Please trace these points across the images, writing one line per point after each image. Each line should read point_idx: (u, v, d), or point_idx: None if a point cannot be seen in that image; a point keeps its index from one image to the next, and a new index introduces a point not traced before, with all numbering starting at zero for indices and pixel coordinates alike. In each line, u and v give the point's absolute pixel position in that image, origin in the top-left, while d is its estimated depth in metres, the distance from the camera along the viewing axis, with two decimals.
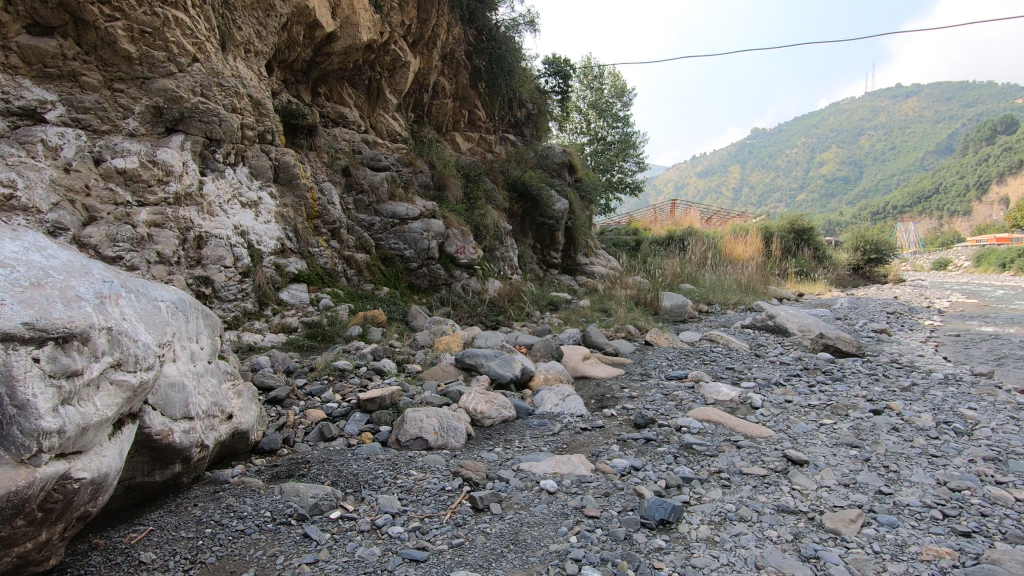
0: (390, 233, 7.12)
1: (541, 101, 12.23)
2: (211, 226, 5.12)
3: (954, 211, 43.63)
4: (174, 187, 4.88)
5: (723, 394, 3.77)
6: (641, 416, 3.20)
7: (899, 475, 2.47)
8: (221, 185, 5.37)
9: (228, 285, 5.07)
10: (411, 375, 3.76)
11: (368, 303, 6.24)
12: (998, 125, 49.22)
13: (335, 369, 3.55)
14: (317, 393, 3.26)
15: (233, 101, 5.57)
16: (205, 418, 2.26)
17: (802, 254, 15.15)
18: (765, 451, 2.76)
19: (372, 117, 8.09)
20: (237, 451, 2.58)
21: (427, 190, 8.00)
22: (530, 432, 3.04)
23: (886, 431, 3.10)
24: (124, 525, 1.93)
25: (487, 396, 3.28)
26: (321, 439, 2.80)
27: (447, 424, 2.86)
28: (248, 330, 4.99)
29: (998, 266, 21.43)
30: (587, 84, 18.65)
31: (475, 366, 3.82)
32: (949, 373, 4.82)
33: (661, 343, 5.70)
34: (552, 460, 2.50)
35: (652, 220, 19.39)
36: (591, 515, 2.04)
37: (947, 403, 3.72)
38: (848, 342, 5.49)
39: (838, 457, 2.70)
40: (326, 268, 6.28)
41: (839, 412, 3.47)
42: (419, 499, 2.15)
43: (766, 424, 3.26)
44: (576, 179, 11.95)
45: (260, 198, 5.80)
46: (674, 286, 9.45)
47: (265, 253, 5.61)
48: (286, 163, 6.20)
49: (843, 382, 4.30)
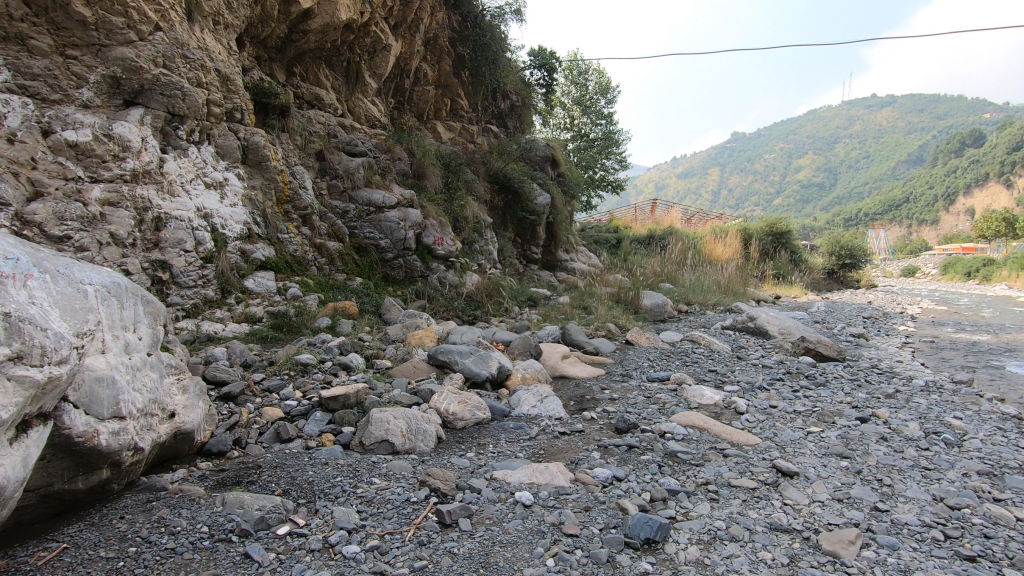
0: (365, 222, 6.82)
1: (525, 93, 12.00)
2: (172, 207, 4.81)
3: (923, 220, 44.72)
4: (131, 164, 4.54)
5: (706, 398, 3.62)
6: (623, 420, 3.02)
7: (893, 490, 2.34)
8: (183, 164, 5.06)
9: (188, 270, 4.77)
10: (379, 371, 3.52)
11: (339, 294, 5.96)
12: (967, 138, 50.48)
13: (297, 363, 3.27)
14: (276, 389, 2.98)
15: (198, 75, 5.24)
16: (140, 417, 2.02)
17: (779, 257, 15.23)
18: (754, 461, 2.61)
19: (350, 101, 7.76)
20: (179, 453, 2.32)
21: (405, 178, 7.71)
22: (505, 436, 2.84)
23: (875, 441, 2.98)
24: (34, 541, 1.68)
25: (461, 396, 3.07)
26: (277, 441, 2.56)
27: (416, 426, 2.65)
28: (208, 319, 4.71)
29: (964, 274, 22.00)
30: (572, 79, 18.41)
31: (449, 363, 3.60)
32: (930, 380, 4.76)
33: (642, 343, 5.56)
34: (528, 469, 2.31)
35: (632, 219, 19.34)
36: (570, 534, 1.85)
37: (933, 412, 3.63)
38: (829, 346, 5.44)
39: (829, 468, 2.56)
40: (296, 255, 5.98)
41: (826, 419, 3.35)
42: (380, 513, 1.93)
43: (752, 430, 3.12)
44: (558, 174, 11.77)
45: (226, 179, 5.48)
46: (654, 285, 9.34)
47: (229, 238, 5.30)
48: (255, 144, 5.88)
49: (826, 388, 4.20)
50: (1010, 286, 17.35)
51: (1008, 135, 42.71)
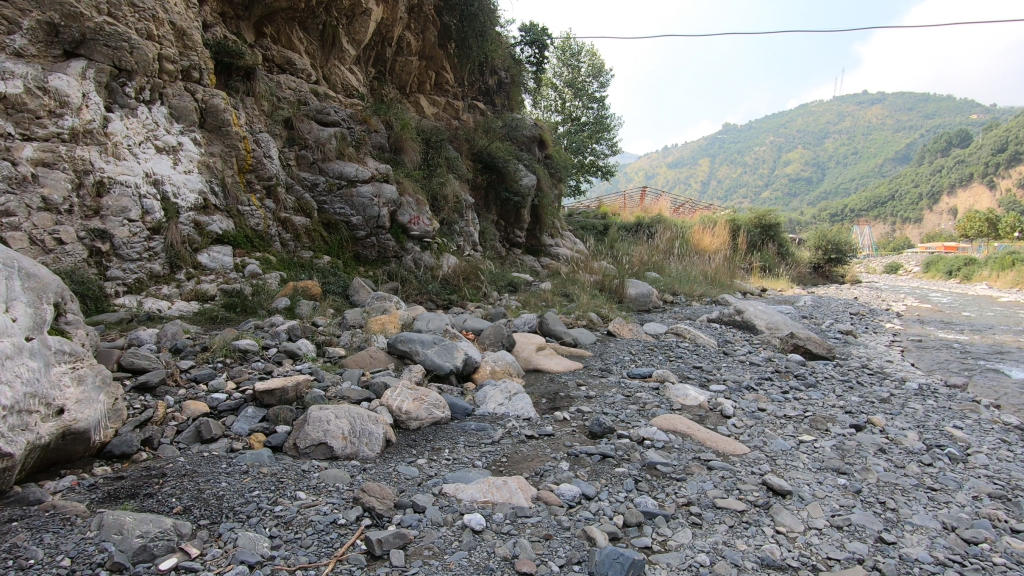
0: (336, 196, 6.39)
1: (515, 70, 11.52)
2: (116, 171, 4.37)
3: (907, 218, 45.00)
4: (70, 121, 4.10)
5: (690, 399, 3.31)
6: (598, 423, 2.71)
7: (898, 516, 2.06)
8: (131, 124, 4.60)
9: (131, 242, 4.36)
10: (331, 360, 3.15)
11: (303, 273, 5.56)
12: (954, 138, 50.72)
13: (235, 350, 2.89)
14: (204, 379, 2.60)
15: (149, 26, 4.79)
16: (11, 416, 1.66)
17: (766, 249, 15.03)
18: (742, 476, 2.32)
19: (325, 67, 7.25)
20: (71, 456, 1.95)
21: (381, 152, 7.25)
22: (465, 440, 2.52)
23: (873, 453, 2.71)
24: None
25: (417, 391, 2.73)
26: (197, 442, 2.21)
27: (360, 428, 2.31)
28: (152, 296, 4.30)
29: (945, 272, 22.05)
30: (564, 61, 17.90)
31: (409, 353, 3.25)
32: (923, 383, 4.53)
33: (624, 335, 5.27)
34: (483, 483, 1.98)
35: (621, 206, 18.97)
36: (523, 573, 1.53)
37: (931, 420, 3.38)
38: (819, 344, 5.19)
39: (826, 487, 2.27)
40: (258, 230, 5.55)
41: (818, 427, 3.07)
42: (298, 540, 1.60)
43: (739, 438, 2.83)
44: (546, 155, 11.35)
45: (180, 143, 5.02)
46: (640, 274, 9.04)
47: (182, 207, 4.86)
48: (215, 107, 5.42)
49: (817, 390, 3.93)
50: (990, 287, 17.35)
51: (993, 137, 43.01)
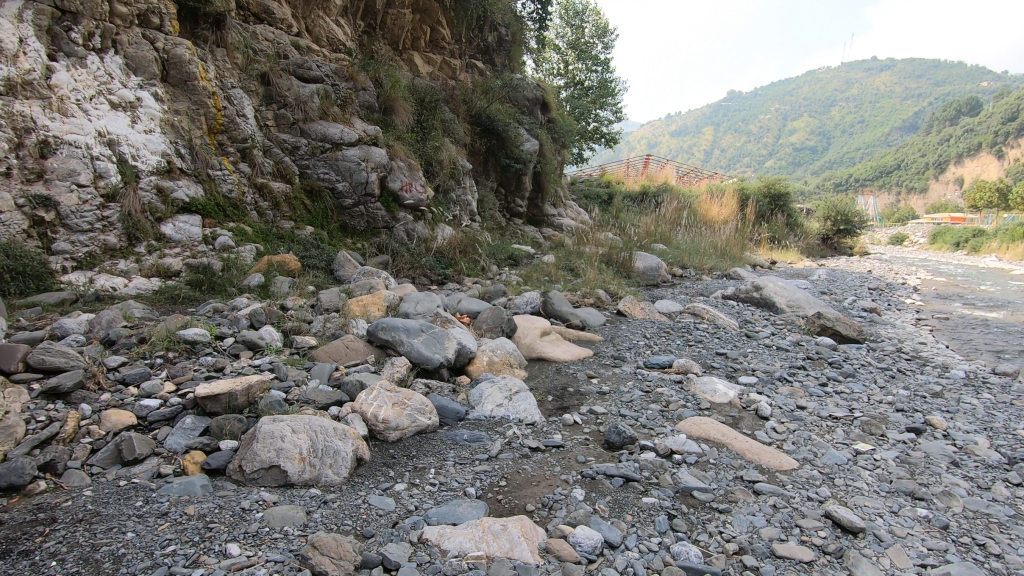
0: (319, 160, 5.81)
1: (516, 26, 10.73)
2: (63, 129, 3.81)
3: (912, 188, 44.10)
4: (4, 70, 3.53)
5: (720, 395, 2.85)
6: (616, 432, 2.25)
7: (1006, 566, 1.62)
8: (79, 75, 4.02)
9: (81, 210, 3.83)
10: (299, 352, 2.68)
11: (282, 246, 5.06)
12: (964, 105, 49.47)
13: (180, 342, 2.41)
14: (136, 380, 2.13)
15: None
16: None
17: (775, 219, 14.46)
18: (799, 504, 1.87)
19: (308, 18, 6.55)
20: None
21: (370, 112, 6.61)
22: (456, 456, 2.06)
23: (946, 468, 2.26)
24: None
25: (398, 394, 2.26)
26: (116, 465, 1.75)
27: (323, 445, 1.84)
28: (106, 272, 3.80)
29: (952, 244, 21.50)
30: (568, 20, 16.97)
31: (392, 343, 2.77)
32: (970, 370, 4.06)
33: (635, 314, 4.79)
34: (476, 528, 1.52)
35: (624, 174, 18.24)
36: None
37: (996, 420, 2.93)
38: (850, 325, 4.71)
39: (905, 521, 1.82)
40: (231, 198, 5.02)
41: (872, 432, 2.60)
42: None
43: (784, 448, 2.37)
44: (548, 119, 10.67)
45: (139, 98, 4.43)
46: (647, 245, 8.52)
47: (142, 171, 4.31)
48: (178, 58, 4.79)
49: (857, 381, 3.47)
50: (1000, 259, 16.79)
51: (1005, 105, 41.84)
